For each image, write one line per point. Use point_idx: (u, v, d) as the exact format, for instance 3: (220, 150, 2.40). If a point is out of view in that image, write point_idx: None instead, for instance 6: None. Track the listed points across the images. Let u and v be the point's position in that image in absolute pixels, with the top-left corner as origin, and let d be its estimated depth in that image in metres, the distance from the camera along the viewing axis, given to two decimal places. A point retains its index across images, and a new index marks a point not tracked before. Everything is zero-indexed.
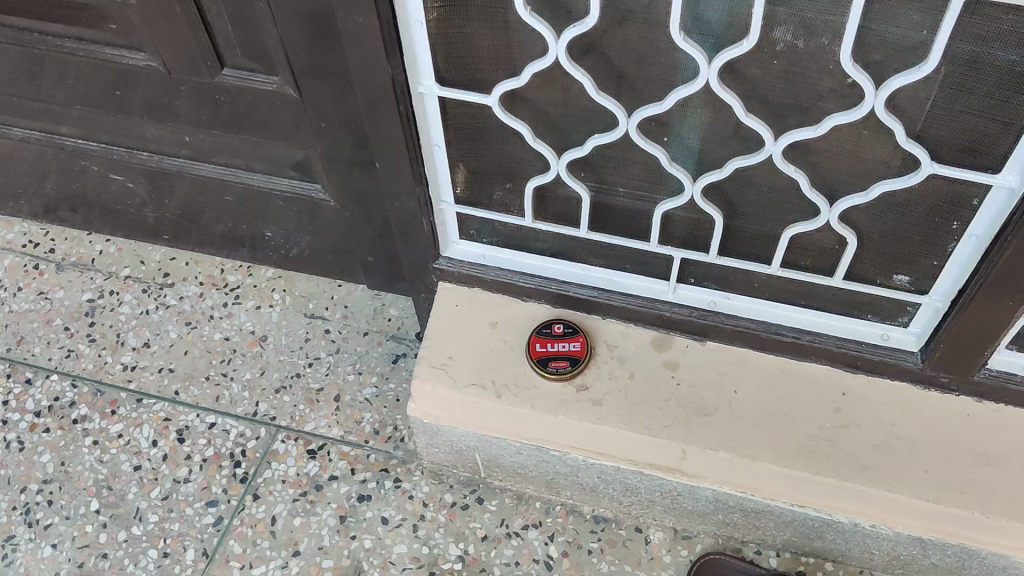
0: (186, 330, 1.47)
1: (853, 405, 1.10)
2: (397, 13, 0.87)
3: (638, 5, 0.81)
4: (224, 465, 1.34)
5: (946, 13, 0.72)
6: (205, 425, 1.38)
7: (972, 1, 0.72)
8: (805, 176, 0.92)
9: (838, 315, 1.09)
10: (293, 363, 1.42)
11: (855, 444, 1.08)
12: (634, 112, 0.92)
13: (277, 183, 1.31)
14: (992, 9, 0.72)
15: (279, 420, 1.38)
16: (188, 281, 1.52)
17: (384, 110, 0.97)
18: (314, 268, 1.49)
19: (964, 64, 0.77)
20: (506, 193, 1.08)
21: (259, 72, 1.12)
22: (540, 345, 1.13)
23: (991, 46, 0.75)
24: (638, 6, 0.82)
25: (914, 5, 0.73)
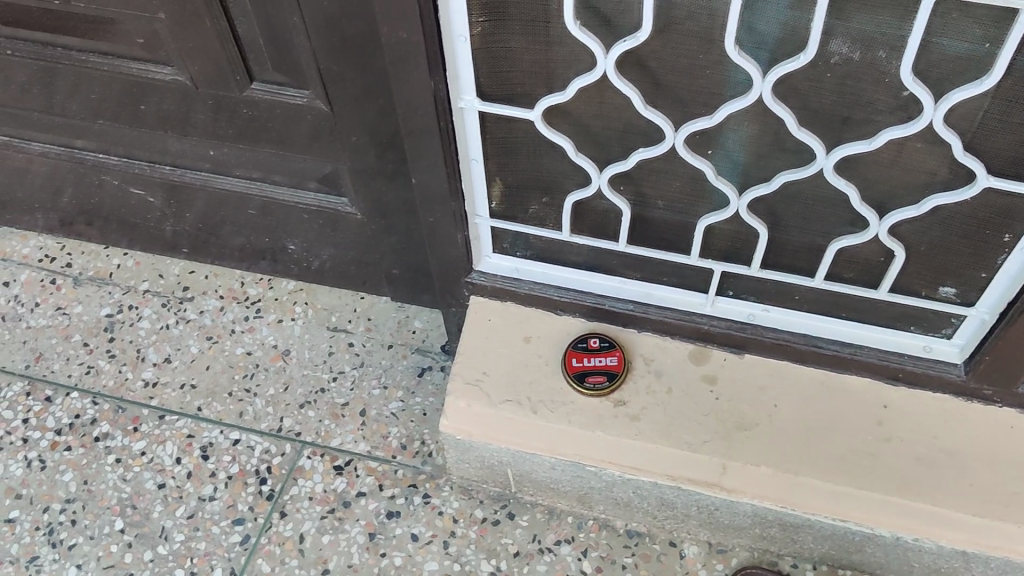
0: (207, 344, 1.45)
1: (895, 418, 1.09)
2: (441, 28, 0.85)
3: (690, 19, 0.80)
4: (250, 483, 1.32)
5: (1013, 26, 0.71)
6: (229, 442, 1.36)
7: None
8: (855, 189, 0.90)
9: (879, 327, 1.07)
10: (317, 378, 1.41)
11: (898, 457, 1.06)
12: (680, 126, 0.90)
13: (301, 197, 1.30)
14: None
15: (305, 436, 1.36)
16: (208, 294, 1.50)
17: (423, 125, 0.95)
18: (336, 280, 1.47)
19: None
20: (543, 207, 1.06)
21: (289, 86, 1.10)
22: (575, 360, 1.12)
23: None
24: (690, 20, 0.80)
25: (978, 19, 0.72)
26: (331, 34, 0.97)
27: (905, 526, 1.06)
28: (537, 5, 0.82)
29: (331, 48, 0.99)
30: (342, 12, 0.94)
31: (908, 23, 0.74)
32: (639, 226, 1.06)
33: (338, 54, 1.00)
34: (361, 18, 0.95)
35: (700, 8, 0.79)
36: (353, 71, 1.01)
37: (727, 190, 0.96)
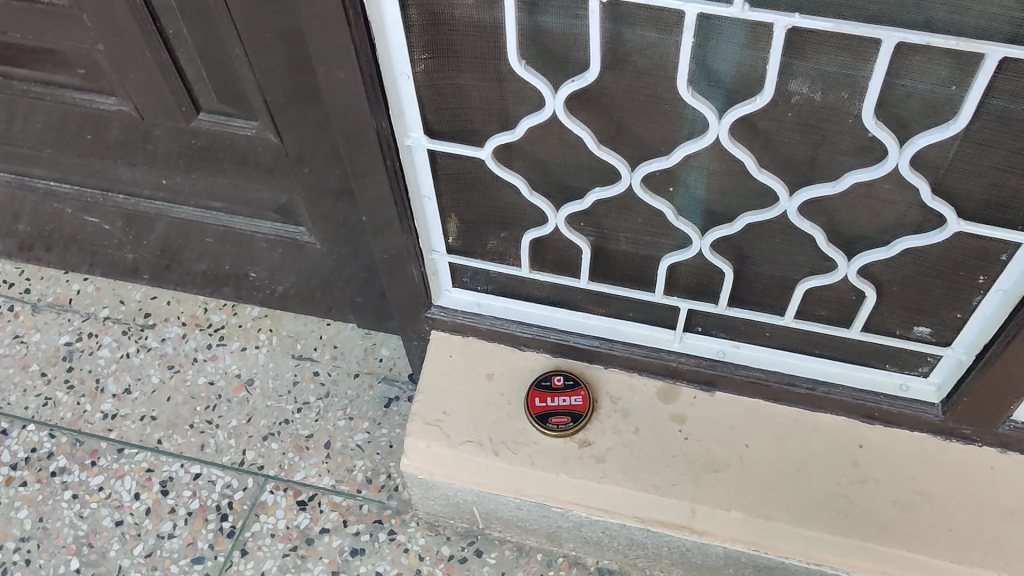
0: (168, 374, 1.40)
1: (871, 458, 1.04)
2: (382, 66, 0.81)
3: (641, 57, 0.75)
4: (210, 519, 1.28)
5: (978, 70, 0.66)
6: (190, 476, 1.32)
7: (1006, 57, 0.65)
8: (821, 232, 0.85)
9: (853, 365, 1.03)
10: (280, 409, 1.36)
11: (874, 500, 1.02)
12: (637, 167, 0.86)
13: (259, 225, 1.25)
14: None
15: (267, 469, 1.32)
16: (170, 321, 1.46)
17: (370, 162, 0.91)
18: (300, 306, 1.43)
19: (995, 121, 0.71)
20: (501, 242, 1.01)
21: (237, 117, 1.05)
22: (538, 399, 1.07)
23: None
24: (641, 59, 0.76)
25: (943, 60, 0.67)
26: (274, 67, 0.93)
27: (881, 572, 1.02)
28: (481, 42, 0.78)
29: (275, 80, 0.95)
30: (283, 46, 0.90)
31: (869, 64, 0.70)
32: (601, 262, 1.01)
33: (283, 86, 0.95)
34: (303, 51, 0.90)
35: (651, 47, 0.74)
36: (299, 103, 0.97)
37: (690, 230, 0.91)
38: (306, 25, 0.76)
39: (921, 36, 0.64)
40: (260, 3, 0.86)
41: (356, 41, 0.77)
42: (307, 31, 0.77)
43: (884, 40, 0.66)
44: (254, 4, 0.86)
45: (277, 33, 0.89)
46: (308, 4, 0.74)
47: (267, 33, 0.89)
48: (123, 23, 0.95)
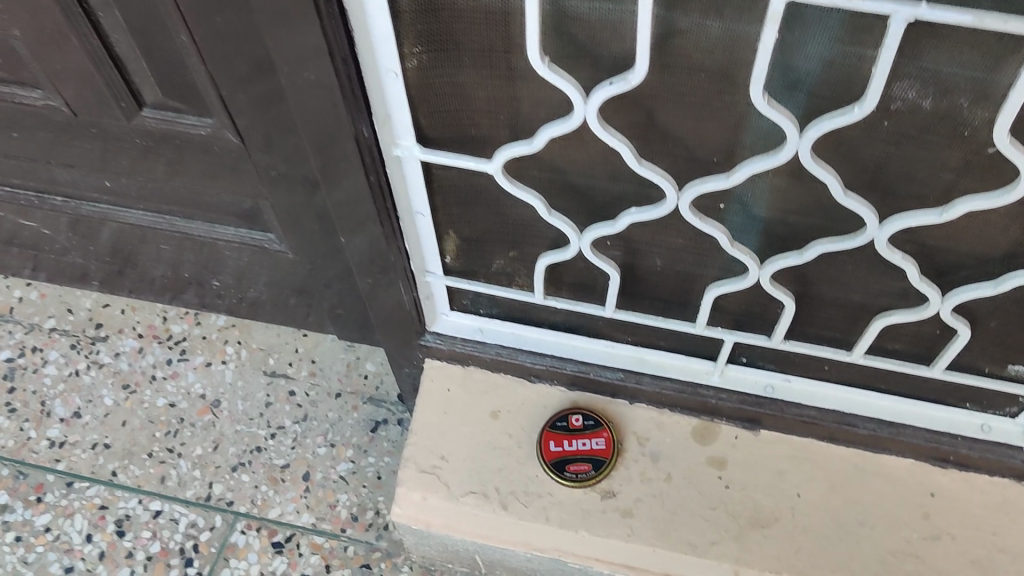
0: (124, 395, 1.24)
1: (943, 509, 0.89)
2: (361, 61, 0.64)
3: (697, 54, 0.58)
4: (173, 565, 1.12)
5: None
6: (149, 513, 1.16)
7: None
8: (915, 266, 0.69)
9: (926, 404, 0.87)
10: (252, 435, 1.20)
11: (950, 560, 0.87)
12: (687, 188, 0.68)
13: (221, 232, 1.08)
14: None
15: (238, 505, 1.16)
16: (124, 333, 1.29)
17: (349, 177, 0.73)
18: (272, 316, 1.26)
19: None
20: (510, 262, 0.84)
21: (188, 114, 0.87)
22: (552, 443, 0.91)
23: None
24: (697, 55, 0.58)
25: None
26: (229, 59, 0.75)
27: None
28: (490, 32, 0.60)
29: (230, 74, 0.77)
30: (237, 34, 0.72)
31: (1006, 66, 0.53)
32: (630, 287, 0.84)
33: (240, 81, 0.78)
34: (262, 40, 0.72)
35: (711, 42, 0.57)
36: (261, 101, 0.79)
37: (746, 258, 0.74)
38: (261, 10, 0.58)
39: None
40: None
41: (327, 34, 0.60)
42: (263, 18, 0.59)
43: None
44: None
45: (228, 18, 0.71)
46: None
47: (216, 17, 0.71)
48: (41, 5, 0.77)
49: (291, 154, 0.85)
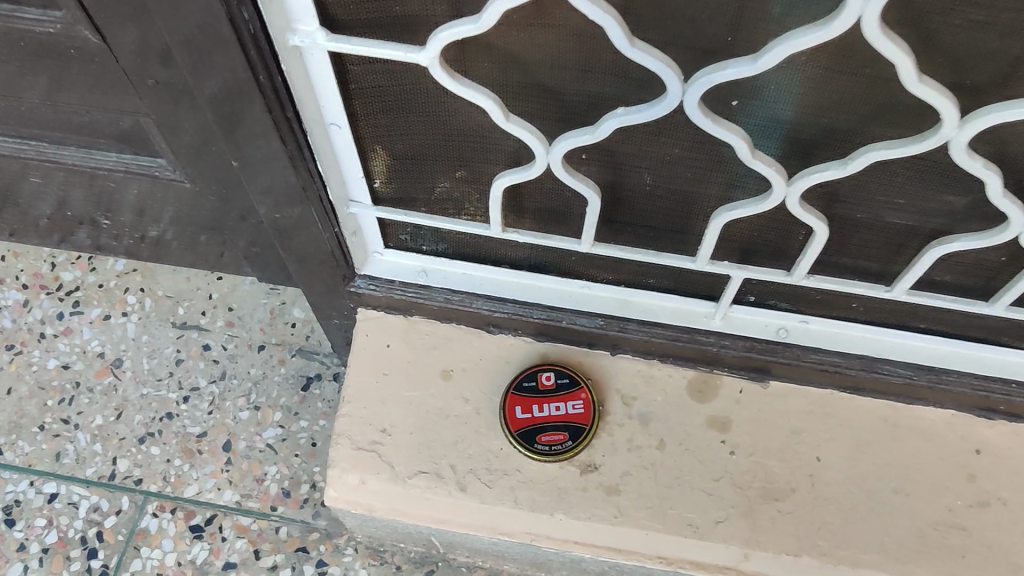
0: (7, 358, 1.04)
1: (992, 469, 0.74)
2: None
3: None
4: (73, 558, 0.94)
5: None
6: (43, 497, 0.97)
7: None
8: (997, 177, 0.51)
9: (975, 345, 0.70)
10: (161, 399, 1.02)
11: (1002, 532, 0.72)
12: (694, 79, 0.49)
13: (100, 161, 0.88)
14: None
15: (147, 484, 0.98)
16: (5, 284, 1.08)
17: (232, 79, 0.54)
18: (179, 258, 1.06)
19: None
20: (457, 185, 0.66)
21: (28, 5, 0.68)
22: (519, 409, 0.74)
23: None
24: None
25: None
26: None
27: None
28: None
29: None
30: None
31: None
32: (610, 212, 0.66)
33: None
34: None
35: None
36: None
37: (769, 174, 0.56)
38: None
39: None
40: None
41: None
42: None
43: None
44: None
45: None
46: None
47: None
48: None
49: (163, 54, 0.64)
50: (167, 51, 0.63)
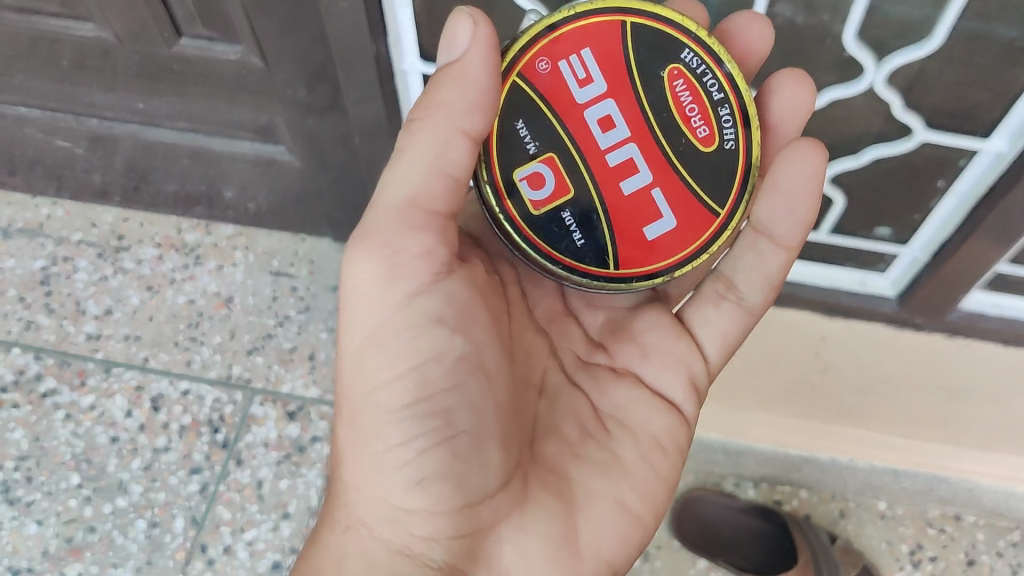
0: (148, 295, 1.43)
1: (832, 348, 1.23)
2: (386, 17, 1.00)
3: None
4: (203, 433, 1.33)
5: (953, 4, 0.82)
6: (179, 392, 1.35)
7: None
8: None
9: (817, 266, 1.21)
10: (262, 324, 1.41)
11: (835, 386, 1.21)
12: None
13: (237, 146, 1.29)
14: None
15: (255, 382, 1.37)
16: (145, 243, 1.47)
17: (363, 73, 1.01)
18: (274, 223, 1.46)
19: (966, 40, 0.85)
20: None
21: (220, 42, 1.10)
22: (670, 92, 0.75)
23: (993, 25, 0.83)
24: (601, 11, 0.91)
25: None
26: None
27: (842, 452, 1.21)
28: None
29: (263, 8, 0.99)
30: None
31: None
32: None
33: (271, 15, 1.00)
34: None
35: None
36: (295, 27, 1.01)
37: None
38: None
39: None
40: None
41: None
42: None
43: None
44: None
45: None
46: None
47: None
48: None
49: (314, 70, 1.08)
50: (324, 72, 1.08)
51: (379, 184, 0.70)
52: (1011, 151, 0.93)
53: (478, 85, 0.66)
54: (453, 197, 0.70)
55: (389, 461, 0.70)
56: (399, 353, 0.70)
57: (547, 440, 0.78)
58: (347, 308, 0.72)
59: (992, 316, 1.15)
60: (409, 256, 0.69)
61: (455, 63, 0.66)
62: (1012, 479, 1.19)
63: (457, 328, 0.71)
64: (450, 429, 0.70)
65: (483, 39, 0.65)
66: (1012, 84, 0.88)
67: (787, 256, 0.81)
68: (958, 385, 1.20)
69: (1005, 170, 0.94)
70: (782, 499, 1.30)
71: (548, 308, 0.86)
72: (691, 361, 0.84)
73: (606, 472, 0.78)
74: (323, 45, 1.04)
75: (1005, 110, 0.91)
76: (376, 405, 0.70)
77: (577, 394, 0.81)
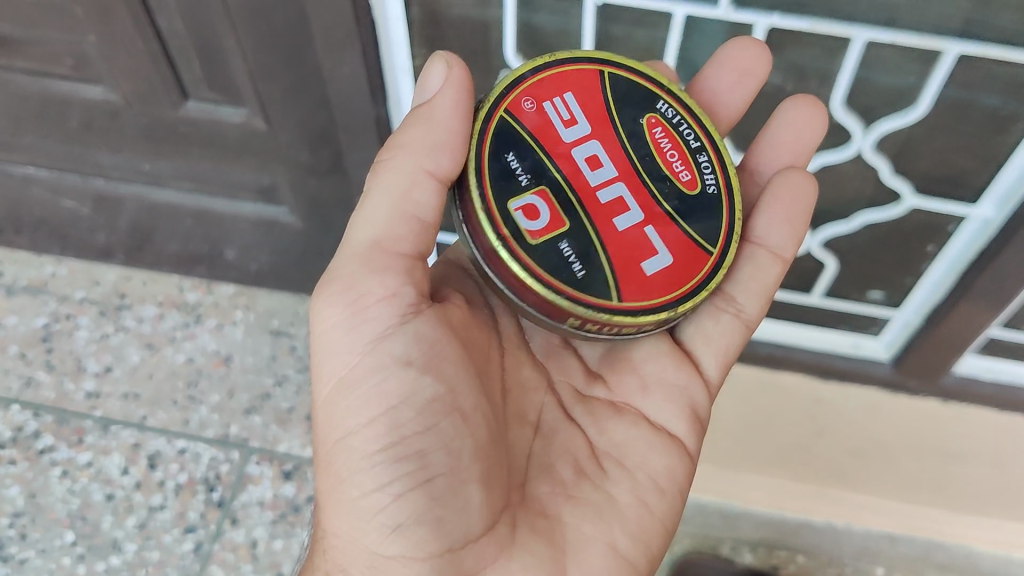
0: (148, 353, 1.44)
1: (829, 411, 1.23)
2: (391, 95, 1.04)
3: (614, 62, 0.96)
4: (199, 490, 1.32)
5: (936, 72, 0.84)
6: (175, 451, 1.35)
7: (962, 59, 0.83)
8: None
9: (811, 329, 1.22)
10: (260, 384, 1.42)
11: (832, 450, 1.22)
12: None
13: (241, 206, 1.31)
14: (977, 63, 0.83)
15: (252, 442, 1.37)
16: (146, 301, 1.48)
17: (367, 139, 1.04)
18: (275, 283, 1.47)
19: (951, 109, 0.88)
20: None
21: (226, 105, 1.13)
22: (650, 138, 0.78)
23: (978, 94, 0.86)
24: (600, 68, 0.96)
25: (911, 59, 0.84)
26: (272, 65, 1.00)
27: (838, 516, 1.22)
28: (478, 39, 0.97)
29: (268, 73, 1.02)
30: (286, 47, 0.97)
31: (838, 60, 0.87)
32: None
33: (275, 79, 1.03)
34: (309, 57, 0.98)
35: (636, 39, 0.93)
36: (298, 92, 1.04)
37: None
38: (323, 42, 0.94)
39: (914, 37, 0.81)
40: (273, 22, 0.94)
41: (354, 11, 0.90)
42: (323, 48, 0.95)
43: (852, 39, 0.83)
44: (263, 30, 0.96)
45: (282, 47, 0.97)
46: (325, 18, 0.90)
47: (270, 45, 0.97)
48: (117, 19, 1.01)
49: (317, 134, 1.11)
50: (327, 135, 1.10)
51: (349, 227, 0.74)
52: (997, 218, 0.94)
53: (445, 126, 0.71)
54: (420, 238, 0.73)
55: (367, 507, 0.70)
56: (369, 398, 0.70)
57: (538, 479, 0.78)
58: (319, 353, 0.74)
59: (986, 381, 1.16)
60: (373, 300, 0.71)
61: (426, 104, 0.73)
62: (1008, 544, 1.20)
63: (427, 369, 0.71)
64: (423, 472, 0.70)
65: (455, 81, 0.72)
66: (997, 151, 0.90)
67: (781, 268, 0.84)
68: (953, 449, 1.20)
69: (992, 237, 0.95)
70: (780, 563, 1.21)
71: (543, 343, 0.87)
72: (692, 389, 0.84)
73: (599, 512, 0.78)
74: (325, 110, 1.06)
75: (990, 177, 0.93)
76: (348, 450, 0.71)
77: (571, 430, 0.82)
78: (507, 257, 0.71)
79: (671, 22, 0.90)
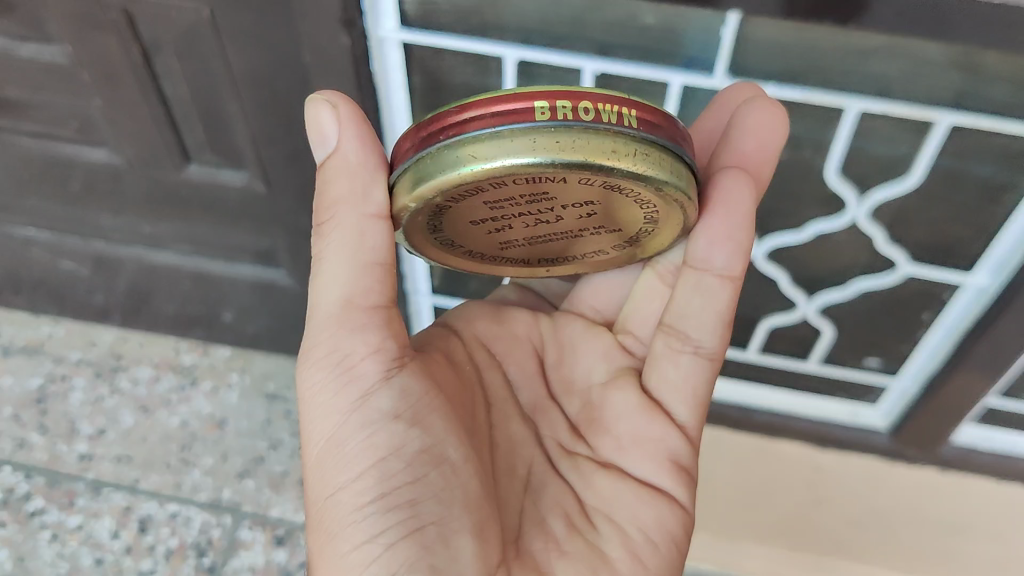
0: (143, 416, 1.43)
1: (827, 480, 1.23)
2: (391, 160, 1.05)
3: None
4: (189, 555, 1.29)
5: (929, 141, 0.85)
6: (167, 514, 1.33)
7: (954, 129, 0.84)
8: (787, 274, 1.05)
9: (810, 397, 1.23)
10: (254, 447, 1.41)
11: (833, 520, 1.21)
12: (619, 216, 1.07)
13: (240, 270, 1.32)
14: (969, 134, 0.84)
15: (245, 506, 1.35)
16: (143, 364, 1.49)
17: None
18: (270, 346, 1.48)
19: (943, 177, 0.89)
20: (484, 281, 1.22)
21: (227, 169, 1.14)
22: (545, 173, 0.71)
23: (970, 163, 0.87)
24: None
25: (904, 128, 0.86)
26: (274, 128, 1.02)
27: None
28: None
29: (269, 136, 1.03)
30: (288, 111, 0.99)
31: (831, 130, 0.88)
32: None
33: (276, 142, 1.04)
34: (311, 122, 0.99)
35: None
36: (299, 156, 1.05)
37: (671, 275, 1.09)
38: None
39: (910, 107, 0.82)
40: (276, 87, 0.96)
41: (356, 79, 0.92)
42: None
43: (845, 108, 0.84)
44: (266, 94, 0.97)
45: (284, 111, 0.99)
46: (326, 84, 0.92)
47: (272, 109, 0.99)
48: (122, 83, 1.02)
49: None
50: None
51: (314, 292, 0.73)
52: (992, 285, 0.95)
53: (363, 167, 0.70)
54: (387, 287, 0.73)
55: (357, 561, 0.67)
56: (359, 452, 0.70)
57: (531, 535, 0.77)
58: (306, 418, 0.73)
59: (985, 450, 1.16)
60: (356, 358, 0.71)
61: (332, 153, 0.71)
62: None
63: (414, 422, 0.71)
64: (415, 521, 0.68)
65: (347, 119, 0.70)
66: (991, 219, 0.91)
67: (731, 288, 0.80)
68: (951, 519, 1.19)
69: (988, 305, 0.96)
70: None
71: (532, 401, 0.88)
72: (667, 439, 0.82)
73: (591, 568, 0.75)
74: None
75: (985, 245, 0.94)
76: (338, 509, 0.69)
77: (559, 485, 0.81)
78: (464, 103, 0.64)
79: (666, 93, 0.91)
